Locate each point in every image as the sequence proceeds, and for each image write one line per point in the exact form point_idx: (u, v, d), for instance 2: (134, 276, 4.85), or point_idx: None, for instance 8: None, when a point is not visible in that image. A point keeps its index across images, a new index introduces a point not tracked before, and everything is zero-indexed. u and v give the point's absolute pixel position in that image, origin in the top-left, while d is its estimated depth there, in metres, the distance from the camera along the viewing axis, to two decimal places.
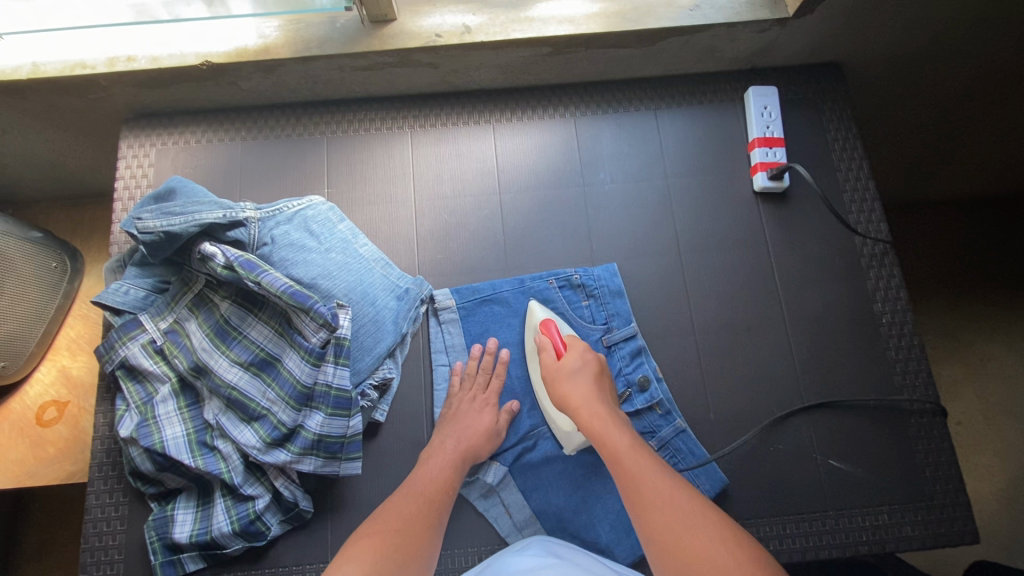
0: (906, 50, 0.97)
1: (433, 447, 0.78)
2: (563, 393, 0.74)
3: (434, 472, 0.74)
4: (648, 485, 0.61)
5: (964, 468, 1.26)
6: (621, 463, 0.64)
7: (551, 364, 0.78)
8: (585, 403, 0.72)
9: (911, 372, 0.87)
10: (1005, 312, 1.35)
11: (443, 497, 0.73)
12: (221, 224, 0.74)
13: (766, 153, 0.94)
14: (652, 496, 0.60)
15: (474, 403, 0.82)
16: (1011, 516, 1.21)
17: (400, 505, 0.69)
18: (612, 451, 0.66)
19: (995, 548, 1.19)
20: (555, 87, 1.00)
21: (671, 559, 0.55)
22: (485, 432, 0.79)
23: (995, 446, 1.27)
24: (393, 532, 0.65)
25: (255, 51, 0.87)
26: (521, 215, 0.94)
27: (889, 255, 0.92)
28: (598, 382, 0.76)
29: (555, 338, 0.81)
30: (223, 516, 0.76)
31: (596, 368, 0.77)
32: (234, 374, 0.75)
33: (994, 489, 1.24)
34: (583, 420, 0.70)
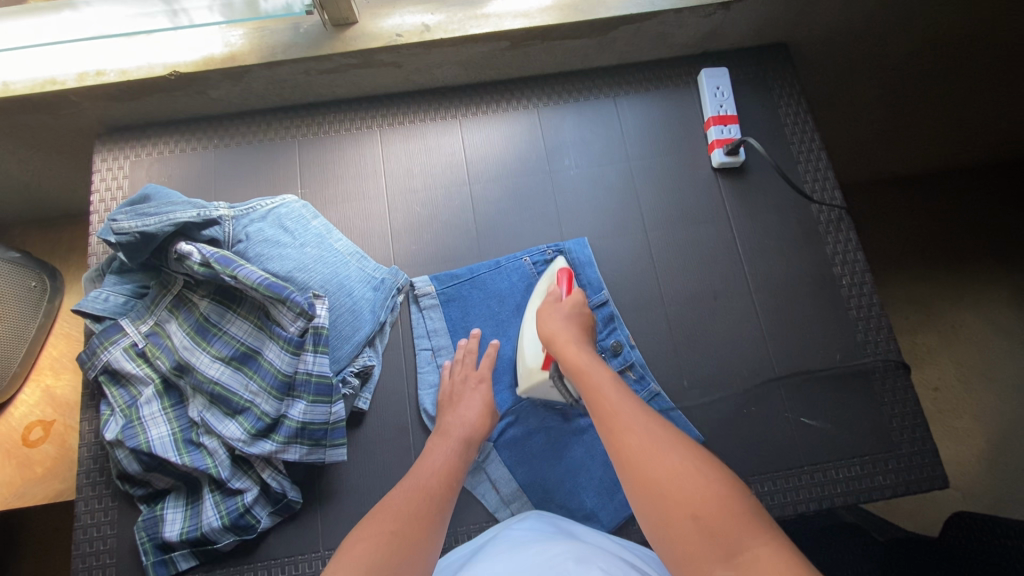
0: (845, 27, 1.03)
1: (435, 439, 0.77)
2: (550, 329, 0.77)
3: (438, 460, 0.73)
4: (624, 408, 0.62)
5: (942, 429, 1.30)
6: (601, 392, 0.66)
7: (549, 305, 0.82)
8: (568, 339, 0.75)
9: (873, 328, 0.91)
10: (968, 276, 1.40)
11: (445, 489, 0.69)
12: (196, 223, 0.76)
13: (721, 130, 0.98)
14: (624, 421, 0.61)
15: (468, 382, 0.83)
16: (990, 472, 1.25)
17: (398, 502, 0.65)
18: (592, 383, 0.68)
19: (978, 503, 1.23)
20: (517, 81, 1.04)
21: (640, 474, 0.56)
22: (484, 411, 0.80)
23: (970, 404, 1.32)
24: (388, 532, 0.60)
25: (222, 60, 0.90)
26: (491, 203, 0.97)
27: (844, 220, 0.96)
28: (582, 328, 0.79)
29: (562, 283, 0.85)
30: (212, 511, 0.77)
31: (586, 323, 0.81)
32: (216, 369, 0.77)
33: (972, 445, 1.28)
34: (566, 354, 0.73)
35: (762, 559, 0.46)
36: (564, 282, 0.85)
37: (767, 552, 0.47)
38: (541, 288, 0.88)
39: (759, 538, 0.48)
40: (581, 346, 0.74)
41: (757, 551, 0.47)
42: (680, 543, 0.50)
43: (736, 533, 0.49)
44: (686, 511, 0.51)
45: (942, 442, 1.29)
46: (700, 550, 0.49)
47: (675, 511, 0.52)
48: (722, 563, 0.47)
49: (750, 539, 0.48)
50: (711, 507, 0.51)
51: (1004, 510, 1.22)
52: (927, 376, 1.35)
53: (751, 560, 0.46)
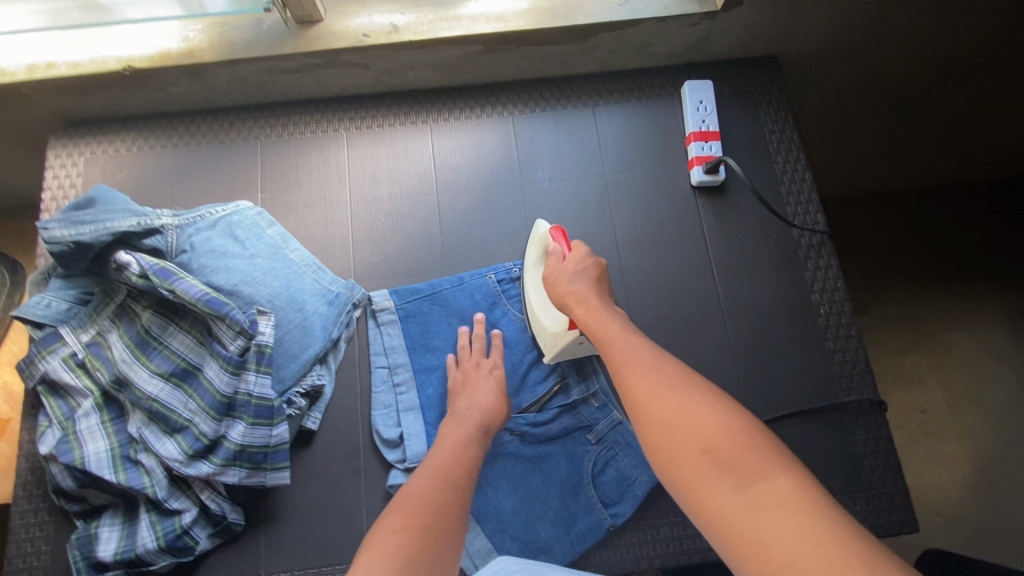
0: (839, 41, 0.98)
1: (452, 424, 0.76)
2: (561, 291, 0.74)
3: (454, 450, 0.71)
4: (635, 358, 0.61)
5: (927, 454, 1.26)
6: (612, 343, 0.65)
7: (555, 267, 0.78)
8: (580, 299, 0.72)
9: (848, 361, 0.87)
10: (961, 299, 1.36)
11: (465, 480, 0.69)
12: (136, 232, 0.72)
13: (701, 147, 0.94)
14: (637, 366, 0.60)
15: (480, 369, 0.82)
16: (976, 502, 1.22)
17: (426, 490, 0.66)
18: (603, 332, 0.67)
19: (961, 535, 1.19)
20: (492, 86, 0.99)
21: (652, 420, 0.55)
22: (499, 396, 0.79)
23: (957, 431, 1.27)
24: (419, 527, 0.61)
25: (179, 55, 0.85)
26: (459, 214, 0.93)
27: (826, 245, 0.92)
28: (597, 283, 0.75)
29: (561, 242, 0.80)
30: (148, 532, 0.74)
31: (595, 274, 0.76)
32: (154, 385, 0.73)
33: (958, 473, 1.24)
34: (578, 313, 0.71)
35: (780, 490, 0.46)
36: (564, 241, 0.80)
37: (787, 484, 0.46)
38: (539, 254, 0.86)
39: (777, 471, 0.48)
40: (592, 300, 0.72)
41: (774, 484, 0.47)
42: (690, 477, 0.50)
43: (751, 465, 0.49)
44: (697, 445, 0.51)
45: (927, 466, 1.25)
46: (715, 484, 0.49)
47: (685, 446, 0.52)
48: (736, 496, 0.47)
49: (767, 471, 0.48)
50: (721, 439, 0.51)
51: (987, 543, 1.18)
52: (915, 398, 1.31)
53: (768, 494, 0.46)
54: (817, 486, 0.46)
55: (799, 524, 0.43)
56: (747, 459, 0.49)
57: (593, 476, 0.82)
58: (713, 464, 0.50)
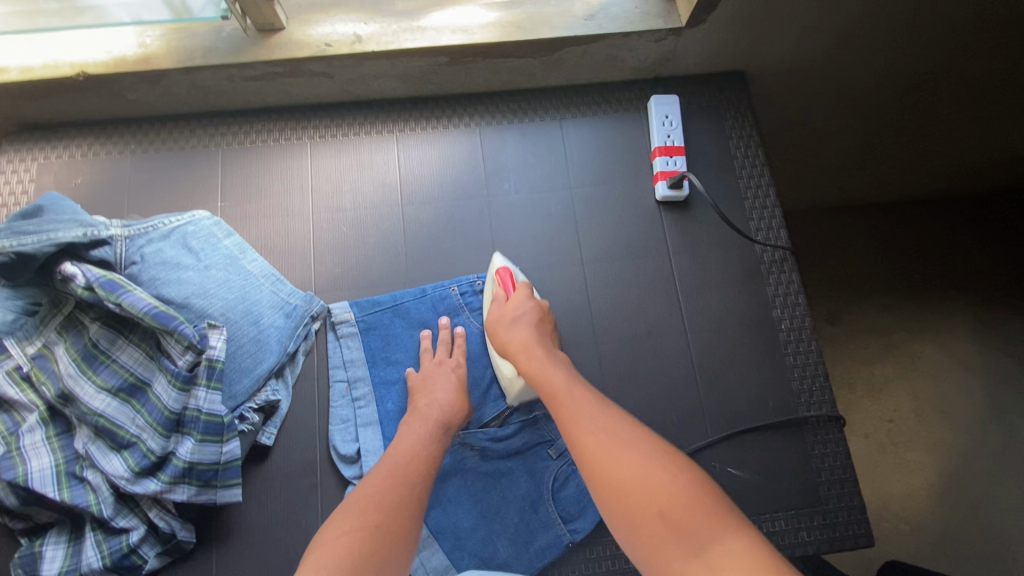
0: (803, 58, 0.99)
1: (411, 420, 0.75)
2: (505, 338, 0.76)
3: (413, 445, 0.70)
4: (583, 413, 0.64)
5: (897, 462, 1.26)
6: (559, 397, 0.67)
7: (496, 313, 0.80)
8: (525, 348, 0.74)
9: (808, 376, 0.88)
10: (927, 311, 1.38)
11: (424, 474, 0.67)
12: (83, 242, 0.71)
13: (666, 162, 0.94)
14: (586, 426, 0.62)
15: (442, 367, 0.82)
16: (943, 512, 1.21)
17: (383, 489, 0.63)
18: (549, 388, 0.69)
19: (927, 545, 1.19)
20: (460, 97, 0.99)
21: (606, 482, 0.57)
22: (459, 393, 0.79)
23: (926, 441, 1.28)
24: (373, 526, 0.59)
25: (135, 61, 0.84)
26: (423, 226, 0.92)
27: (788, 261, 0.93)
28: (539, 328, 0.78)
29: (505, 284, 0.83)
30: (93, 551, 0.72)
31: (535, 317, 0.79)
32: (100, 401, 0.71)
33: (925, 484, 1.24)
34: (521, 364, 0.73)
35: (735, 551, 0.49)
36: (507, 284, 0.83)
37: (741, 545, 0.50)
38: (490, 293, 0.86)
39: (727, 530, 0.51)
40: (538, 349, 0.74)
41: (729, 547, 0.50)
42: (651, 544, 0.53)
43: (705, 527, 0.52)
44: (653, 511, 0.54)
45: (895, 475, 1.25)
46: (673, 551, 0.52)
47: (643, 513, 0.54)
48: (697, 561, 0.50)
49: (721, 534, 0.51)
50: (675, 504, 0.54)
51: (953, 553, 1.18)
52: (883, 408, 1.31)
53: (724, 556, 0.49)
54: (762, 539, 0.50)
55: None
56: (700, 521, 0.52)
57: (553, 492, 0.82)
58: (669, 528, 0.53)
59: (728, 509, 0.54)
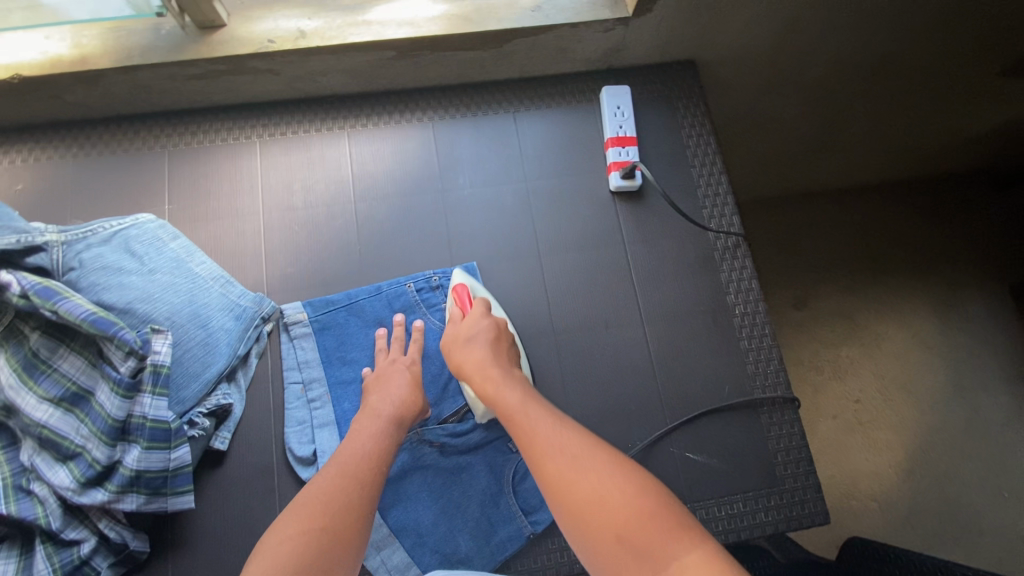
0: (751, 46, 1.00)
1: (363, 419, 0.73)
2: (459, 359, 0.75)
3: (364, 443, 0.69)
4: (538, 432, 0.62)
5: (862, 441, 1.29)
6: (515, 418, 0.65)
7: (452, 333, 0.79)
8: (481, 367, 0.73)
9: (763, 360, 0.89)
10: (886, 292, 1.41)
11: (376, 473, 0.67)
12: (16, 250, 0.68)
13: (618, 152, 0.94)
14: (543, 447, 0.60)
15: (396, 365, 0.80)
16: (906, 487, 1.24)
17: (332, 492, 0.63)
18: (506, 409, 0.67)
19: (891, 519, 1.22)
20: (411, 91, 0.98)
21: (565, 504, 0.56)
22: (414, 389, 0.77)
23: (889, 419, 1.30)
24: (318, 529, 0.58)
25: (71, 62, 0.81)
26: (377, 223, 0.92)
27: (741, 247, 0.94)
28: (495, 347, 0.76)
29: (463, 302, 0.83)
30: (43, 565, 0.69)
31: (490, 335, 0.77)
32: (42, 412, 0.68)
33: (889, 461, 1.27)
34: (477, 385, 0.72)
35: (690, 568, 0.48)
36: (463, 301, 0.83)
37: (696, 560, 0.49)
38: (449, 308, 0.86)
39: (685, 545, 0.50)
40: (493, 368, 0.73)
41: (684, 563, 0.49)
42: (610, 564, 0.52)
43: (661, 545, 0.51)
44: (610, 533, 0.53)
45: (860, 454, 1.27)
46: (633, 572, 0.50)
47: (600, 533, 0.53)
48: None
49: (676, 548, 0.50)
50: (632, 524, 0.52)
51: (916, 527, 1.21)
52: (848, 388, 1.33)
53: (679, 573, 0.48)
54: (718, 554, 0.50)
55: None
56: (656, 538, 0.51)
57: (513, 484, 0.82)
58: (626, 549, 0.51)
59: (687, 523, 0.53)
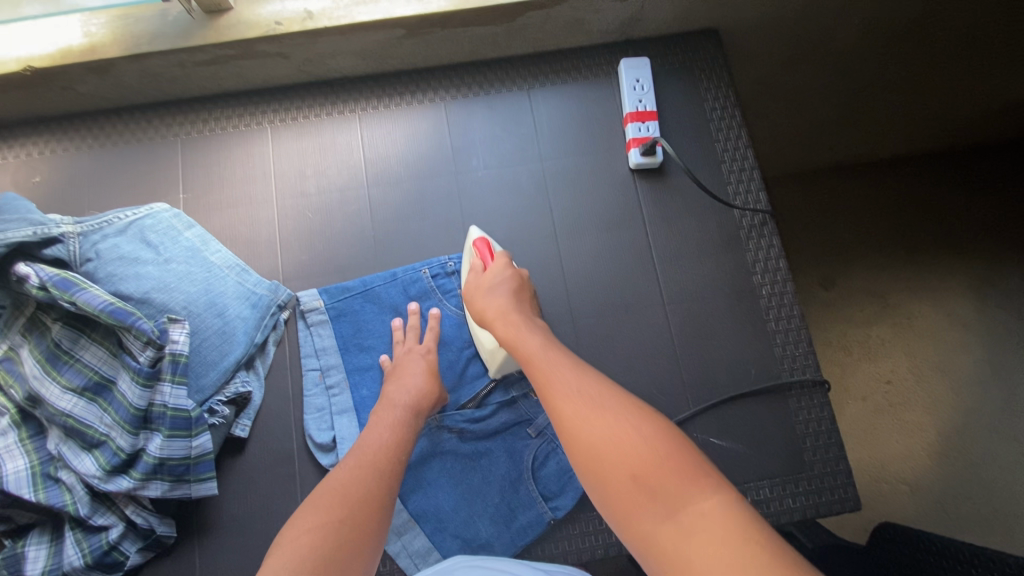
0: (779, 11, 0.94)
1: (380, 409, 0.74)
2: (481, 306, 0.73)
3: (382, 434, 0.70)
4: (558, 375, 0.60)
5: (894, 425, 1.24)
6: (534, 361, 0.64)
7: (473, 283, 0.78)
8: (501, 314, 0.71)
9: (791, 342, 0.86)
10: (922, 269, 1.34)
11: (394, 461, 0.67)
12: (34, 242, 0.69)
13: (638, 128, 0.91)
14: (561, 389, 0.58)
15: (413, 353, 0.80)
16: (940, 471, 1.20)
17: (349, 482, 0.63)
18: (526, 353, 0.65)
19: (924, 504, 1.18)
20: (423, 71, 0.96)
21: (578, 445, 0.54)
22: (430, 377, 0.77)
23: (922, 401, 1.26)
24: (336, 521, 0.58)
25: (81, 52, 0.80)
26: (391, 208, 0.90)
27: (768, 225, 0.90)
28: (517, 296, 0.74)
29: (482, 254, 0.80)
30: (73, 550, 0.71)
31: (513, 284, 0.75)
32: (67, 401, 0.70)
33: (923, 445, 1.22)
34: (498, 331, 0.70)
35: (707, 512, 0.46)
36: (485, 254, 0.80)
37: (709, 502, 0.47)
38: (467, 263, 0.84)
39: (702, 491, 0.48)
40: (513, 316, 0.71)
41: (701, 507, 0.46)
42: (623, 505, 0.50)
43: (676, 487, 0.48)
44: (625, 473, 0.50)
45: (891, 437, 1.23)
46: (644, 512, 0.49)
47: (615, 473, 0.51)
48: (666, 521, 0.47)
49: (691, 491, 0.48)
50: (649, 465, 0.50)
51: (951, 512, 1.17)
52: (879, 369, 1.28)
53: (694, 515, 0.46)
54: (737, 502, 0.47)
55: (726, 547, 0.43)
56: (673, 482, 0.49)
57: (533, 470, 0.81)
58: (642, 489, 0.49)
59: (708, 470, 0.50)
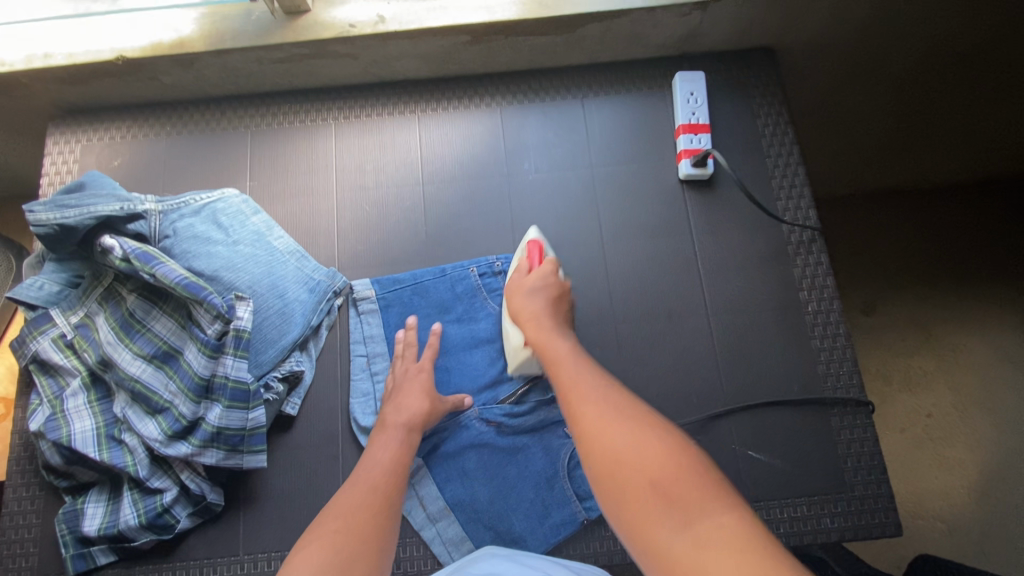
0: (837, 32, 0.95)
1: (377, 431, 0.75)
2: (517, 305, 0.76)
3: (379, 455, 0.70)
4: (584, 381, 0.61)
5: (934, 460, 1.21)
6: (561, 367, 0.65)
7: (516, 280, 0.80)
8: (534, 316, 0.74)
9: (835, 360, 0.85)
10: (971, 301, 1.31)
11: (391, 480, 0.67)
12: (120, 216, 0.75)
13: (690, 140, 0.92)
14: (584, 395, 0.59)
15: (408, 374, 0.80)
16: (982, 511, 1.16)
17: (344, 500, 0.63)
18: (555, 360, 0.66)
19: (963, 545, 1.14)
20: (482, 77, 0.99)
21: (597, 448, 0.53)
22: (426, 397, 0.77)
23: (966, 437, 1.22)
24: (331, 536, 0.58)
25: (170, 46, 0.86)
26: (444, 206, 0.93)
27: (816, 242, 0.90)
28: (555, 304, 0.76)
29: (533, 257, 0.82)
30: (130, 509, 0.76)
31: (555, 292, 0.77)
32: (137, 367, 0.75)
33: (964, 483, 1.18)
34: (530, 333, 0.72)
35: (722, 528, 0.45)
36: (534, 257, 0.82)
37: (730, 521, 0.46)
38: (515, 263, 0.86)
39: (721, 508, 0.47)
40: (546, 321, 0.73)
41: (718, 522, 0.46)
42: (636, 512, 0.49)
43: (695, 500, 0.48)
44: (643, 478, 0.50)
45: (931, 473, 1.20)
46: (659, 520, 0.47)
47: (633, 478, 0.50)
48: (680, 532, 0.46)
49: (709, 506, 0.47)
50: (669, 474, 0.50)
51: (993, 556, 1.12)
52: (920, 402, 1.25)
53: (711, 528, 0.45)
54: (756, 525, 0.46)
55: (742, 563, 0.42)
56: (692, 495, 0.48)
57: (568, 469, 0.82)
58: (658, 496, 0.49)
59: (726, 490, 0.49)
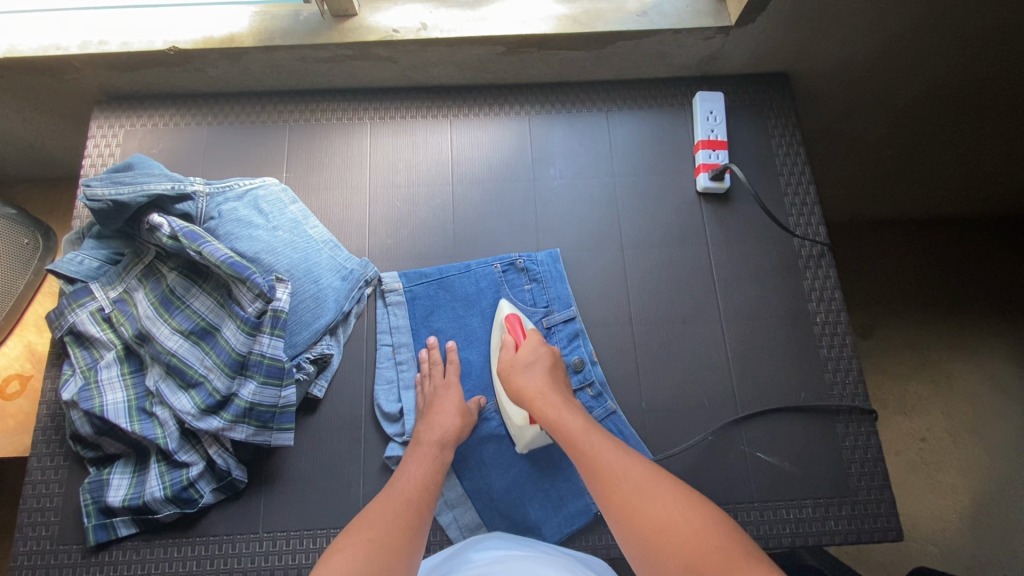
0: (848, 63, 1.02)
1: (410, 449, 0.77)
2: (519, 385, 0.76)
3: (413, 470, 0.72)
4: (605, 458, 0.64)
5: (928, 484, 1.24)
6: (579, 444, 0.67)
7: (507, 359, 0.81)
8: (540, 394, 0.75)
9: (842, 370, 0.89)
10: (967, 328, 1.36)
11: (422, 495, 0.69)
12: (170, 196, 0.80)
13: (708, 155, 0.98)
14: (608, 477, 0.62)
15: (436, 391, 0.83)
16: (973, 534, 1.19)
17: (379, 510, 0.65)
18: (569, 433, 0.69)
19: (955, 566, 1.17)
20: (512, 87, 1.04)
21: (633, 528, 0.57)
22: (458, 414, 0.80)
23: (959, 462, 1.25)
24: (367, 543, 0.60)
25: (221, 40, 0.91)
26: (471, 206, 0.97)
27: (825, 256, 0.95)
28: (552, 374, 0.79)
29: (515, 331, 0.84)
30: (157, 481, 0.78)
31: (549, 361, 0.80)
32: (174, 341, 0.78)
33: (957, 507, 1.22)
34: (537, 409, 0.73)
35: None
36: (517, 331, 0.84)
37: None
38: (498, 340, 0.87)
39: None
40: (553, 395, 0.74)
41: None
42: None
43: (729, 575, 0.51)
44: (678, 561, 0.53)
45: (925, 496, 1.23)
46: None
47: (668, 559, 0.54)
48: None
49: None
50: (700, 551, 0.53)
51: None
52: (916, 426, 1.29)
53: None
54: None
55: None
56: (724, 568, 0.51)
57: None
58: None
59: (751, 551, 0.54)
